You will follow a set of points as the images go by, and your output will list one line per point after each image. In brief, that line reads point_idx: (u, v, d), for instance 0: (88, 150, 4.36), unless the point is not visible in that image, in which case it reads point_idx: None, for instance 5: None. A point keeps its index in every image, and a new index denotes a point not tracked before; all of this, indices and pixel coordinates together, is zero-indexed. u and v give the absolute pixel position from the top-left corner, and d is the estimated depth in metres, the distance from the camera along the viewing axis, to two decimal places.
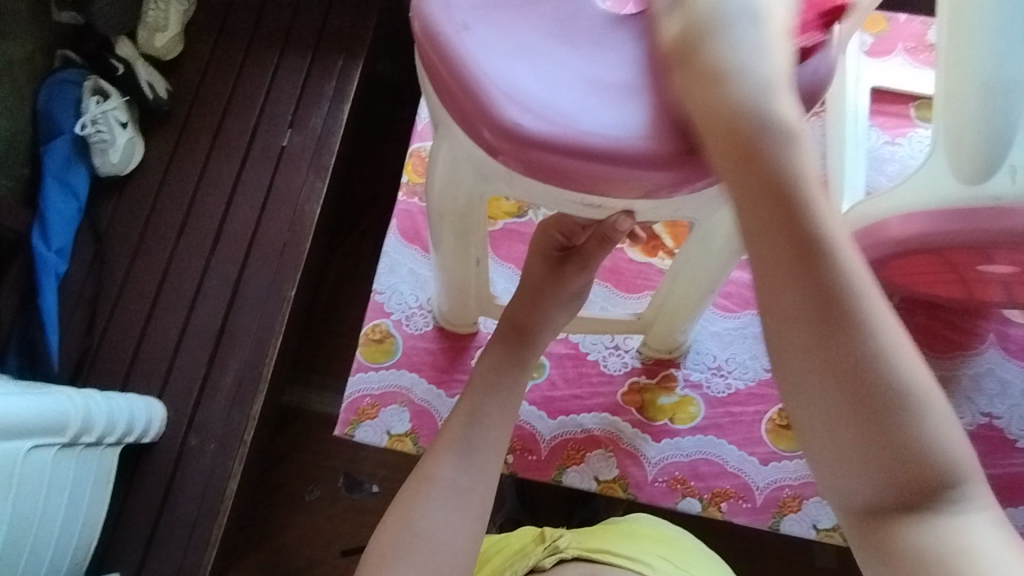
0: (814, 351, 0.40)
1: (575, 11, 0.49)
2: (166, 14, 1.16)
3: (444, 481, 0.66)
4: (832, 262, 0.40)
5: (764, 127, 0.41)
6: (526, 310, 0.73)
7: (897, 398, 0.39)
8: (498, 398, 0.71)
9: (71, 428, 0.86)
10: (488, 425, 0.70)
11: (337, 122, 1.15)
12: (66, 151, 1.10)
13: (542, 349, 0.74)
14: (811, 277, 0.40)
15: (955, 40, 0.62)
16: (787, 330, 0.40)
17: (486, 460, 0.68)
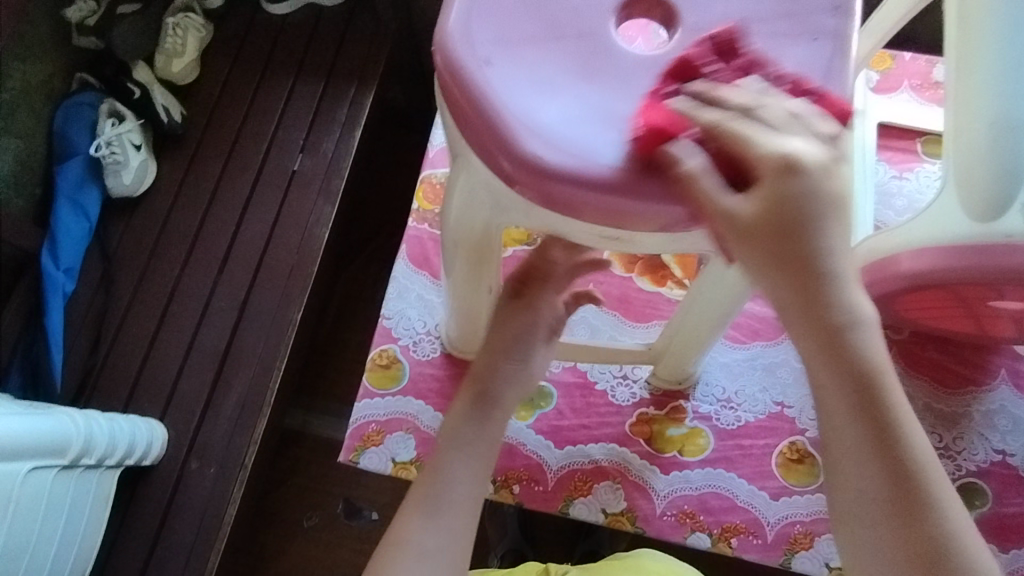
0: (851, 447, 0.43)
1: (596, 45, 0.49)
2: (184, 40, 1.18)
3: (421, 549, 0.55)
4: (892, 411, 0.42)
5: (813, 231, 0.40)
6: (492, 360, 0.63)
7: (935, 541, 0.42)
8: (473, 456, 0.60)
9: (72, 450, 0.85)
10: (462, 485, 0.58)
11: (348, 147, 1.17)
12: (80, 171, 1.12)
13: (506, 405, 0.63)
14: (867, 425, 0.42)
15: (964, 81, 0.64)
16: (839, 423, 0.43)
17: (457, 516, 0.57)
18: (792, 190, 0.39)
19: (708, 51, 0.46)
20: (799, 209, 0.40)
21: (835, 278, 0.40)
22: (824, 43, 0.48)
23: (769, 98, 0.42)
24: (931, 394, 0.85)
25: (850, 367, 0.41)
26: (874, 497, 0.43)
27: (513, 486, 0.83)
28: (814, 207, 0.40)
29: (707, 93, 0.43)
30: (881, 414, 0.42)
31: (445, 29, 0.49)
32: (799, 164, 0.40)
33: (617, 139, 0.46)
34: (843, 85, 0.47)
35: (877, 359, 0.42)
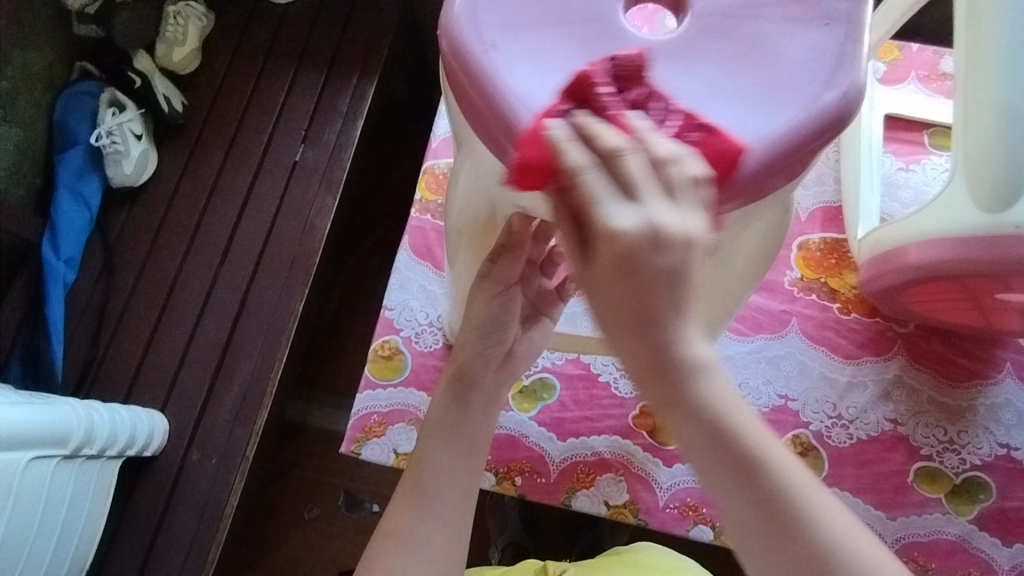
0: (731, 504, 0.39)
1: (603, 30, 0.48)
2: (185, 30, 1.18)
3: (412, 539, 0.55)
4: (763, 456, 0.39)
5: (674, 274, 0.35)
6: (471, 345, 0.61)
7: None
8: (460, 447, 0.59)
9: (73, 440, 0.85)
10: (449, 475, 0.58)
11: (350, 137, 1.16)
12: (81, 161, 1.12)
13: (491, 397, 0.62)
14: (739, 476, 0.39)
15: (973, 71, 0.63)
16: (711, 480, 0.39)
17: (447, 504, 0.56)
18: (633, 248, 0.34)
19: (608, 73, 0.42)
20: (637, 264, 0.35)
21: (671, 335, 0.37)
22: (836, 28, 0.47)
23: (646, 139, 0.37)
24: (936, 386, 0.85)
25: (705, 418, 0.38)
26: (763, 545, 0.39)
27: (515, 478, 0.82)
28: (654, 263, 0.35)
29: (582, 126, 0.37)
30: (753, 458, 0.38)
31: (450, 13, 0.49)
32: (628, 234, 0.34)
33: None
34: (856, 70, 0.46)
35: (727, 403, 0.39)
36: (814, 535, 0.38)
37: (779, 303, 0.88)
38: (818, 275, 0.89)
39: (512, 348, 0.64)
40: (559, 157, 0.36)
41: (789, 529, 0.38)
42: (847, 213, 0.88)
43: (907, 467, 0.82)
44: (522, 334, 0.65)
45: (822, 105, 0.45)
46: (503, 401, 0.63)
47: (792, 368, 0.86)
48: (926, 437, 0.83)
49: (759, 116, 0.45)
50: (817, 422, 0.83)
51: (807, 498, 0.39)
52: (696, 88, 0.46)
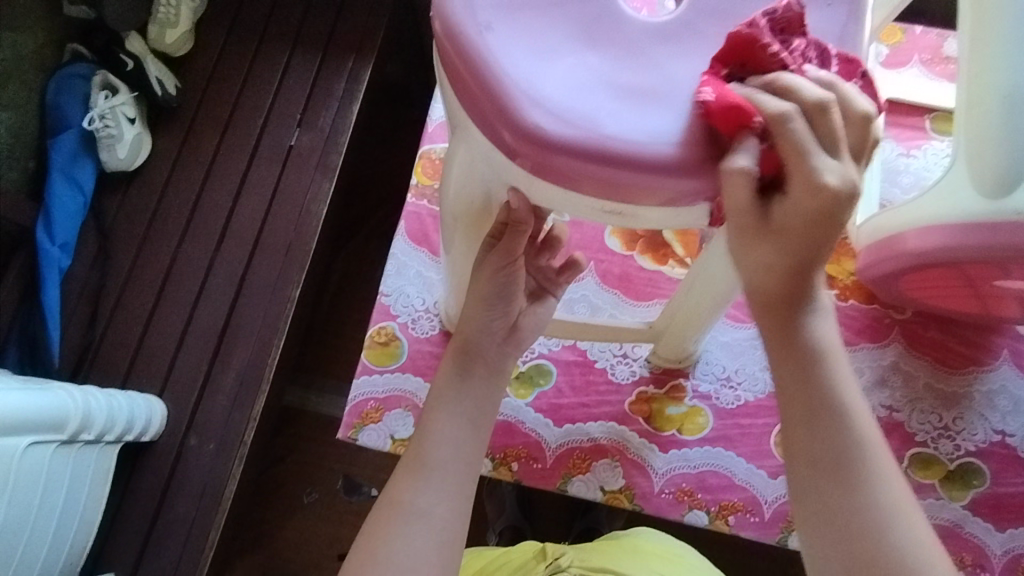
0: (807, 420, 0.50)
1: (600, 12, 0.47)
2: (177, 10, 1.16)
3: (415, 509, 0.54)
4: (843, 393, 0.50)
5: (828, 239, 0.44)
6: (478, 316, 0.61)
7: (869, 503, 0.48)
8: (464, 418, 0.59)
9: (71, 425, 0.85)
10: (454, 445, 0.58)
11: (345, 122, 1.15)
12: (73, 145, 1.10)
13: (496, 365, 0.62)
14: (821, 404, 0.49)
15: (977, 54, 0.62)
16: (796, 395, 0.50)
17: (447, 476, 0.56)
18: (815, 207, 0.42)
19: (771, 24, 0.43)
20: (812, 218, 0.43)
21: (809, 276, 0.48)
22: (835, 12, 0.46)
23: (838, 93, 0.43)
24: (933, 373, 0.85)
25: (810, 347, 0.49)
26: (820, 462, 0.49)
27: (511, 463, 0.83)
28: (837, 213, 0.43)
29: (781, 85, 0.42)
30: (835, 394, 0.50)
31: None
32: (835, 186, 0.42)
33: (623, 108, 0.45)
34: (855, 55, 0.45)
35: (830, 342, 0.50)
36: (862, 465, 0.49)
37: None
38: None
39: (517, 320, 0.64)
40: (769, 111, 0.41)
41: (845, 455, 0.49)
42: None
43: (902, 453, 0.82)
44: (528, 307, 0.65)
45: None
46: (509, 376, 0.63)
47: None
48: (921, 424, 0.83)
49: None
50: None
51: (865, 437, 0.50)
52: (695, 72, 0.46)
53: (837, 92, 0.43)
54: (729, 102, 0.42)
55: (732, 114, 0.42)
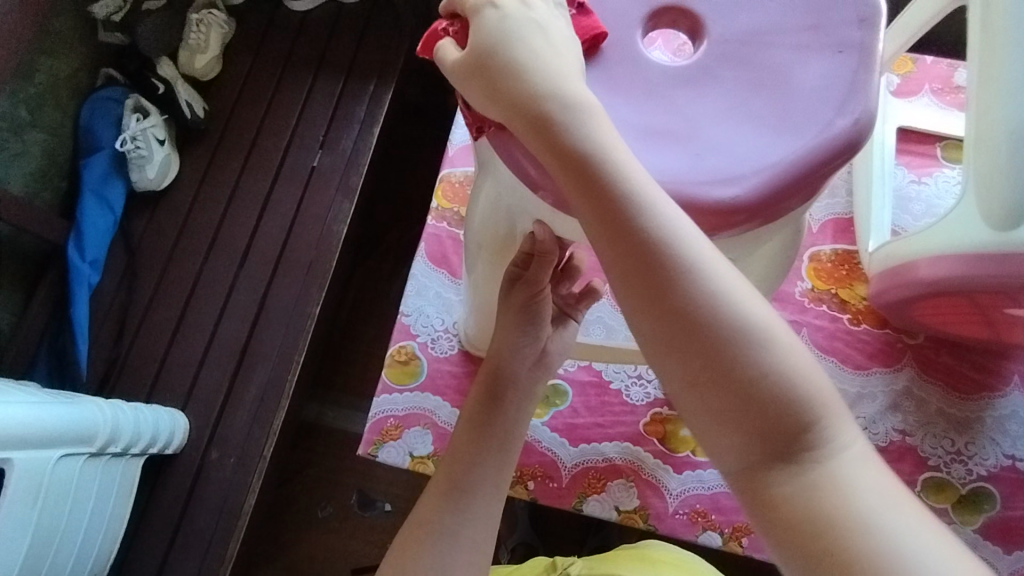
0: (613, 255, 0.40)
1: (622, 57, 0.50)
2: (207, 37, 1.20)
3: (444, 531, 0.57)
4: (650, 232, 0.39)
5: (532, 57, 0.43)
6: (508, 341, 0.63)
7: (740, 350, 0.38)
8: (493, 445, 0.61)
9: (99, 438, 0.88)
10: (485, 470, 0.60)
11: (366, 144, 1.18)
12: (105, 166, 1.14)
13: (523, 394, 0.64)
14: (633, 239, 0.39)
15: (987, 87, 0.64)
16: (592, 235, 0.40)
17: (477, 498, 0.59)
18: (485, 40, 0.44)
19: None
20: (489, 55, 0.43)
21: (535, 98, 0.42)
22: (848, 57, 0.48)
23: None
24: (945, 398, 0.86)
25: (593, 179, 0.40)
26: (661, 336, 0.39)
27: (527, 482, 0.84)
28: (504, 44, 0.43)
29: None
30: (651, 251, 0.39)
31: None
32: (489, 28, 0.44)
33: (642, 148, 0.47)
34: (868, 98, 0.47)
35: (609, 155, 0.40)
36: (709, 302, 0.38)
37: (790, 313, 0.89)
38: (829, 286, 0.90)
39: (545, 346, 0.66)
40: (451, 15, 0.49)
41: (688, 327, 0.38)
42: (858, 227, 0.89)
43: (915, 477, 0.83)
44: (555, 331, 0.67)
45: (833, 132, 0.46)
46: (536, 403, 0.65)
47: None
48: (933, 448, 0.84)
49: (771, 143, 0.46)
50: None
51: (694, 273, 0.39)
52: (713, 114, 0.48)
53: None
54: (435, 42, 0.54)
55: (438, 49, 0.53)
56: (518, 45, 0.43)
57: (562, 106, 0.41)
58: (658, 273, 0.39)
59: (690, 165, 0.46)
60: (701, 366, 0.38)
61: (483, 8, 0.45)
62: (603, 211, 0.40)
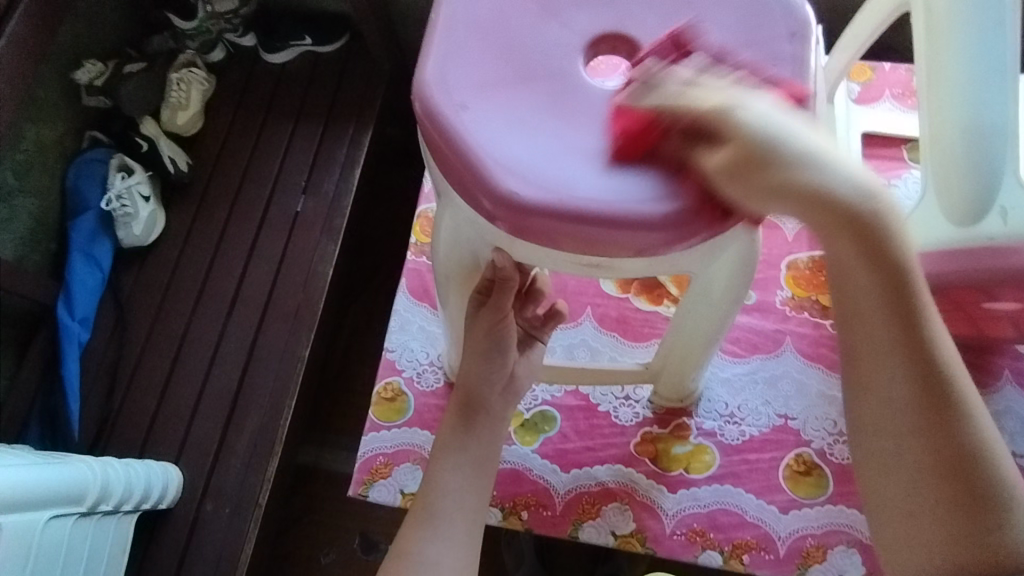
0: (877, 307, 0.48)
1: (566, 86, 0.52)
2: (188, 94, 1.23)
3: (423, 559, 0.58)
4: (911, 278, 0.48)
5: (808, 158, 0.44)
6: (477, 370, 0.65)
7: (963, 416, 0.49)
8: (468, 469, 0.63)
9: (89, 497, 0.87)
10: (460, 494, 0.62)
11: (348, 186, 1.20)
12: (92, 225, 1.16)
13: (497, 418, 0.66)
14: (871, 254, 0.46)
15: (934, 92, 0.64)
16: (855, 297, 0.49)
17: (452, 526, 0.60)
18: (755, 139, 0.44)
19: (663, 50, 0.51)
20: (768, 155, 0.43)
21: (836, 179, 0.44)
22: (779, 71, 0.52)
23: (698, 79, 0.48)
24: None
25: (898, 309, 0.48)
26: (890, 368, 0.50)
27: (520, 512, 0.83)
28: (773, 145, 0.44)
29: (658, 79, 0.49)
30: (903, 289, 0.48)
31: (422, 77, 0.52)
32: (755, 123, 0.44)
33: (591, 171, 0.49)
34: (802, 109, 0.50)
35: (893, 229, 0.46)
36: (930, 348, 0.49)
37: (772, 323, 0.90)
38: (809, 293, 0.90)
39: (513, 369, 0.67)
40: (665, 116, 0.47)
41: (925, 367, 0.49)
42: None
43: None
44: (521, 355, 0.68)
45: None
46: (509, 422, 0.66)
47: (789, 387, 0.86)
48: None
49: None
50: (819, 440, 0.83)
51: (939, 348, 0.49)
52: None
53: (699, 79, 0.48)
54: (628, 126, 0.49)
55: (637, 136, 0.48)
56: (799, 146, 0.44)
57: (828, 175, 0.44)
58: (897, 304, 0.48)
59: (637, 184, 0.48)
60: (915, 401, 0.49)
61: (732, 109, 0.45)
62: (868, 246, 0.46)
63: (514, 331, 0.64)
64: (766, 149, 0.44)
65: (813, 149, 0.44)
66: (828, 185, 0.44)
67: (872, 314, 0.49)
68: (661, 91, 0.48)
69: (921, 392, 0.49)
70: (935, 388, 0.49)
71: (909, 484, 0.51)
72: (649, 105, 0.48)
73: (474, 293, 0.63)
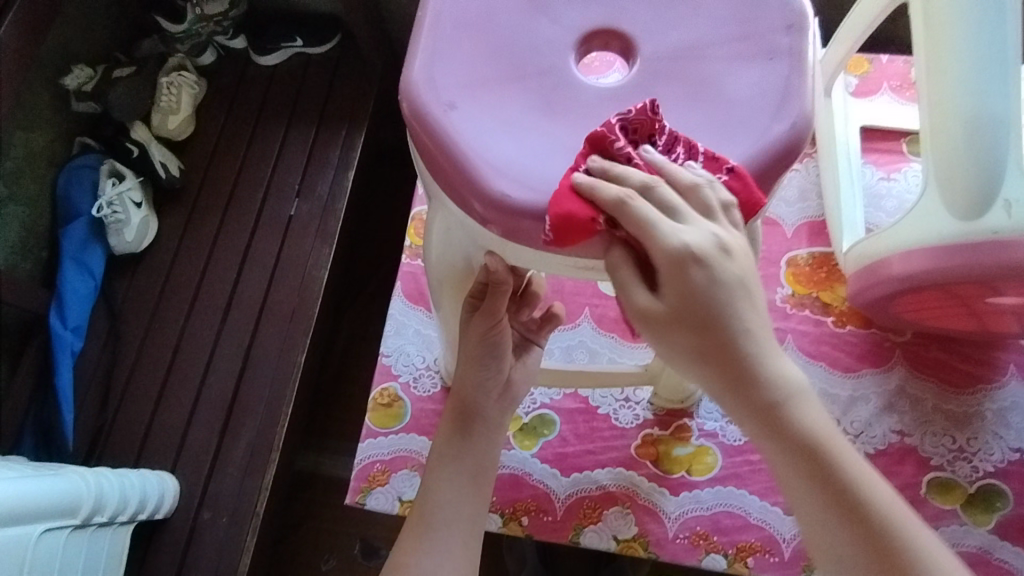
0: (790, 455, 0.48)
1: (558, 83, 0.51)
2: (178, 98, 1.21)
3: (420, 572, 0.57)
4: (807, 427, 0.47)
5: (740, 323, 0.44)
6: (471, 377, 0.63)
7: (910, 552, 0.47)
8: (465, 478, 0.62)
9: (83, 509, 0.86)
10: (456, 503, 0.61)
11: (342, 188, 1.19)
12: (83, 233, 1.15)
13: (493, 425, 0.65)
14: (790, 442, 0.48)
15: (936, 82, 0.63)
16: (774, 451, 0.48)
17: (449, 536, 0.59)
18: (698, 294, 0.43)
19: (622, 131, 0.46)
20: (709, 309, 0.43)
21: (741, 345, 0.45)
22: (778, 64, 0.50)
23: (664, 173, 0.45)
24: (942, 395, 0.85)
25: (805, 457, 0.48)
26: (827, 515, 0.48)
27: (520, 518, 0.82)
28: (711, 308, 0.44)
29: (613, 170, 0.45)
30: (809, 443, 0.48)
31: (410, 77, 0.50)
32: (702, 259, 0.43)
33: None
34: (803, 102, 0.49)
35: (790, 389, 0.47)
36: (852, 491, 0.48)
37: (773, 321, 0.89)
38: (811, 290, 0.90)
39: (509, 375, 0.66)
40: (623, 213, 0.43)
41: (855, 509, 0.48)
42: (830, 226, 0.88)
43: (919, 479, 0.82)
44: (517, 360, 0.67)
45: (770, 137, 0.48)
46: (507, 429, 0.65)
47: None
48: (934, 448, 0.83)
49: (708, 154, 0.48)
50: None
51: (862, 483, 0.48)
52: None
53: (658, 168, 0.45)
54: (572, 214, 0.44)
55: (581, 224, 0.45)
56: (734, 309, 0.44)
57: (747, 342, 0.45)
58: (806, 455, 0.48)
59: None
60: (862, 550, 0.48)
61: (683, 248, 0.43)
62: (766, 412, 0.47)
63: (510, 336, 0.63)
64: (710, 305, 0.43)
65: (745, 318, 0.44)
66: (746, 351, 0.45)
67: (815, 504, 0.49)
68: (619, 187, 0.44)
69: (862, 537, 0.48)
70: (877, 530, 0.48)
71: None
72: (604, 199, 0.44)
73: (468, 298, 0.62)
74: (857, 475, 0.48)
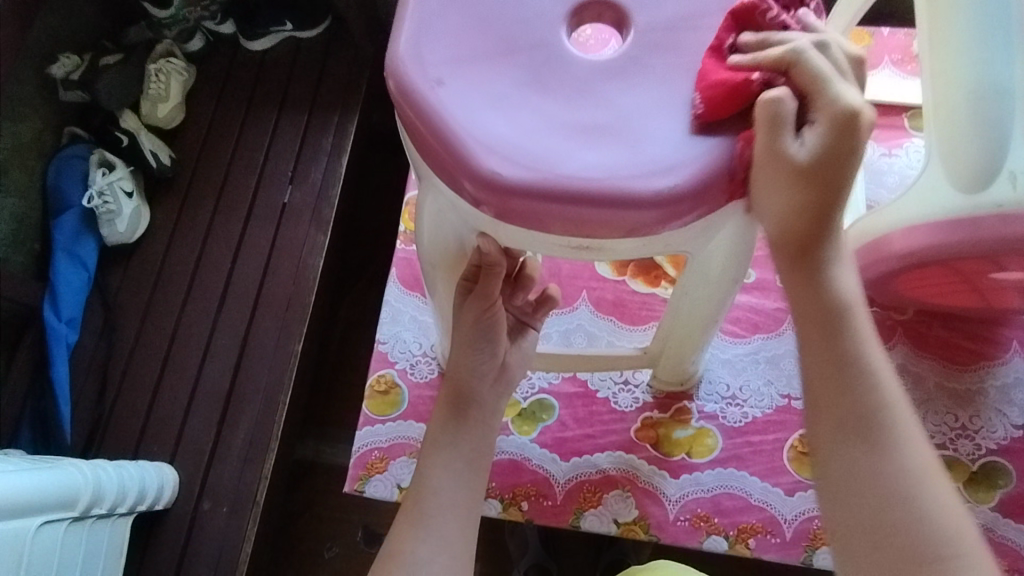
0: (813, 309, 0.52)
1: (548, 57, 0.49)
2: (167, 85, 1.20)
3: (414, 559, 0.57)
4: (843, 298, 0.52)
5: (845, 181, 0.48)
6: (466, 362, 0.63)
7: (891, 434, 0.50)
8: (460, 464, 0.61)
9: (81, 501, 0.85)
10: (452, 489, 0.60)
11: (335, 175, 1.17)
12: (75, 224, 1.13)
13: (488, 411, 0.64)
14: (822, 302, 0.52)
15: (938, 53, 0.62)
16: (802, 306, 0.53)
17: (445, 522, 0.59)
18: (840, 136, 0.46)
19: (777, 2, 0.49)
20: (839, 153, 0.46)
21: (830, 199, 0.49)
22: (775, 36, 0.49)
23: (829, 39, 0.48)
24: (944, 372, 0.84)
25: (830, 317, 0.52)
26: (828, 370, 0.52)
27: (520, 503, 0.81)
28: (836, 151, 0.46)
29: (772, 37, 0.48)
30: (835, 312, 0.52)
31: (396, 52, 0.49)
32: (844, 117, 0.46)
33: (578, 147, 0.46)
34: None
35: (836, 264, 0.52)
36: (862, 364, 0.52)
37: (773, 302, 0.88)
38: None
39: (504, 359, 0.65)
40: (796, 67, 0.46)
41: (855, 380, 0.51)
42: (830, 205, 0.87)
43: None
44: (512, 345, 0.66)
45: None
46: (502, 415, 0.65)
47: (792, 366, 0.84)
48: (937, 426, 0.82)
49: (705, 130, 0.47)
50: None
51: (873, 368, 0.52)
52: (642, 105, 0.48)
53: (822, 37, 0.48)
54: (726, 77, 0.46)
55: (735, 88, 0.45)
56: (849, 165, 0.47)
57: (835, 199, 0.49)
58: (830, 320, 0.52)
59: (627, 159, 0.46)
60: (849, 414, 0.51)
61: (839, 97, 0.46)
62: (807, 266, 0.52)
63: (505, 320, 0.62)
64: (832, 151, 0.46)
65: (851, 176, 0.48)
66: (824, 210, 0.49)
67: (821, 361, 0.52)
68: (786, 46, 0.47)
69: (850, 407, 0.51)
70: (868, 408, 0.51)
71: (856, 499, 0.50)
72: (772, 57, 0.46)
73: (461, 281, 0.61)
74: (870, 357, 0.52)
